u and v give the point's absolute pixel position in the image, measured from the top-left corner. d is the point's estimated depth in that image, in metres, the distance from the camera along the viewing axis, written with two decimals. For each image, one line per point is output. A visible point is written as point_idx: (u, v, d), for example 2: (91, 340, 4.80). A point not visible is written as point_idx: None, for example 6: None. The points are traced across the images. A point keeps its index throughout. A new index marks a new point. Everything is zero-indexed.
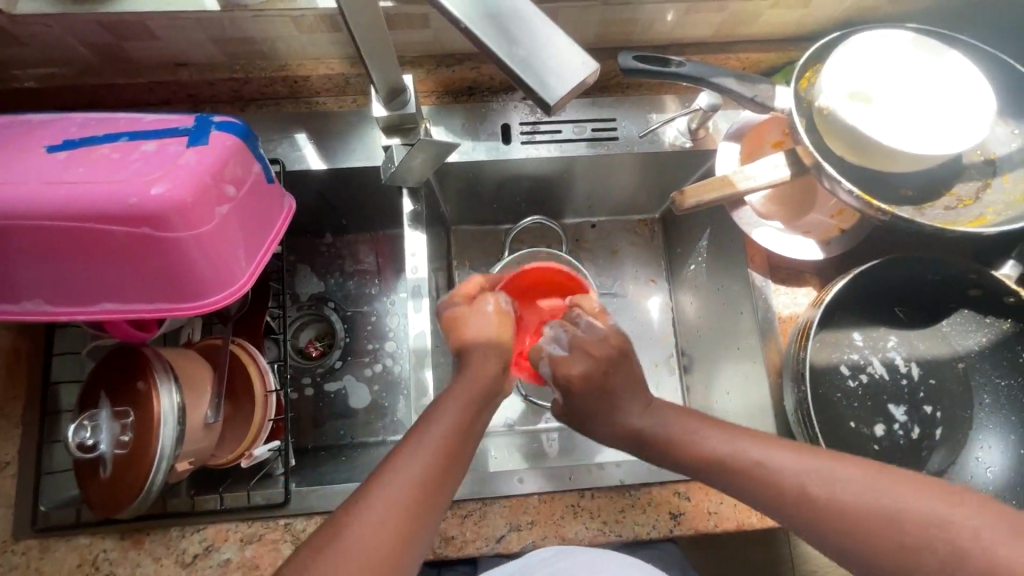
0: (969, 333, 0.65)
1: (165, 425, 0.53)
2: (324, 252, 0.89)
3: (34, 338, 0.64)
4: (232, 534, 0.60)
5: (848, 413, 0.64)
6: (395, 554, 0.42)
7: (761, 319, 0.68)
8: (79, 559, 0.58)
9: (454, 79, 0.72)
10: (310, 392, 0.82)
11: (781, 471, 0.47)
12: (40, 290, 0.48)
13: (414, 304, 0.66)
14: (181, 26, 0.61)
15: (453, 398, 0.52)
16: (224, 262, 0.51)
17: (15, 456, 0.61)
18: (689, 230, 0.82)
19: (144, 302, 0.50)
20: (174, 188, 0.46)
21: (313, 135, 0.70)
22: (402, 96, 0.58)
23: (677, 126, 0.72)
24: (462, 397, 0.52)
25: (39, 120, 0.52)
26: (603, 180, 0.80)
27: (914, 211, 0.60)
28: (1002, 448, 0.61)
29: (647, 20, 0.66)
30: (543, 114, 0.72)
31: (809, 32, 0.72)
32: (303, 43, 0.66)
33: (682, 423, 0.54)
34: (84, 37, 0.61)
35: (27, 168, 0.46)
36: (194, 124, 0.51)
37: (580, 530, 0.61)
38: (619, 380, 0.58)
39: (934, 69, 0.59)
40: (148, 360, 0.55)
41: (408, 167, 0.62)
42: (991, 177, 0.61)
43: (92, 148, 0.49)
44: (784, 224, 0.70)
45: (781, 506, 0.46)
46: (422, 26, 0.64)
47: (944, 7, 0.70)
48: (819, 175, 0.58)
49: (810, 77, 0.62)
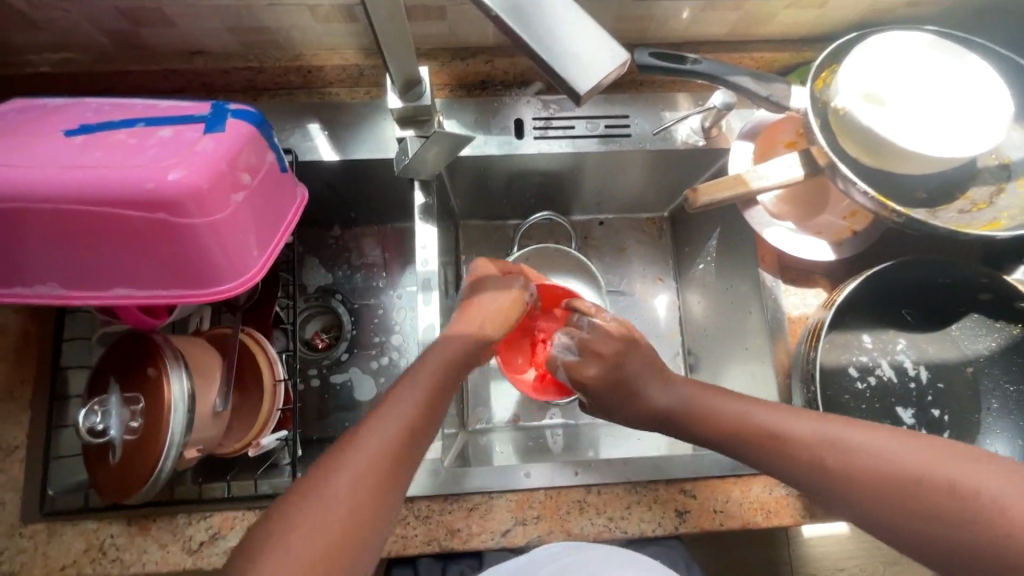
0: (978, 337, 0.65)
1: (174, 411, 0.53)
2: (332, 244, 0.89)
3: (44, 323, 0.64)
4: (238, 522, 0.60)
5: (855, 414, 0.64)
6: (357, 525, 0.43)
7: (769, 319, 0.68)
8: (86, 544, 0.59)
9: (467, 73, 0.71)
10: (316, 382, 0.83)
11: (796, 440, 0.49)
12: (54, 274, 0.48)
13: (424, 297, 0.66)
14: (197, 13, 0.61)
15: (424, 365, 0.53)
16: (238, 250, 0.51)
17: (24, 440, 0.61)
18: (698, 230, 0.82)
19: (157, 288, 0.50)
20: (190, 174, 0.46)
21: (325, 126, 0.70)
22: (418, 88, 0.58)
23: (689, 124, 0.72)
24: (436, 365, 0.53)
25: (56, 105, 0.52)
26: (614, 178, 0.80)
27: (928, 213, 0.60)
28: (1009, 452, 0.61)
29: (663, 18, 0.66)
30: (556, 109, 0.72)
31: (825, 33, 0.71)
32: (318, 34, 0.66)
33: (700, 399, 0.55)
34: (100, 23, 0.61)
35: (44, 152, 0.46)
36: (210, 111, 0.52)
37: (586, 525, 0.61)
38: (632, 359, 0.57)
39: (952, 71, 0.59)
40: (159, 347, 0.55)
41: (421, 159, 0.62)
42: (1006, 181, 0.61)
43: (108, 133, 0.49)
44: (796, 224, 0.70)
45: (798, 473, 0.48)
46: (438, 19, 0.64)
47: (962, 10, 0.69)
48: (833, 176, 0.58)
49: (826, 78, 0.62)
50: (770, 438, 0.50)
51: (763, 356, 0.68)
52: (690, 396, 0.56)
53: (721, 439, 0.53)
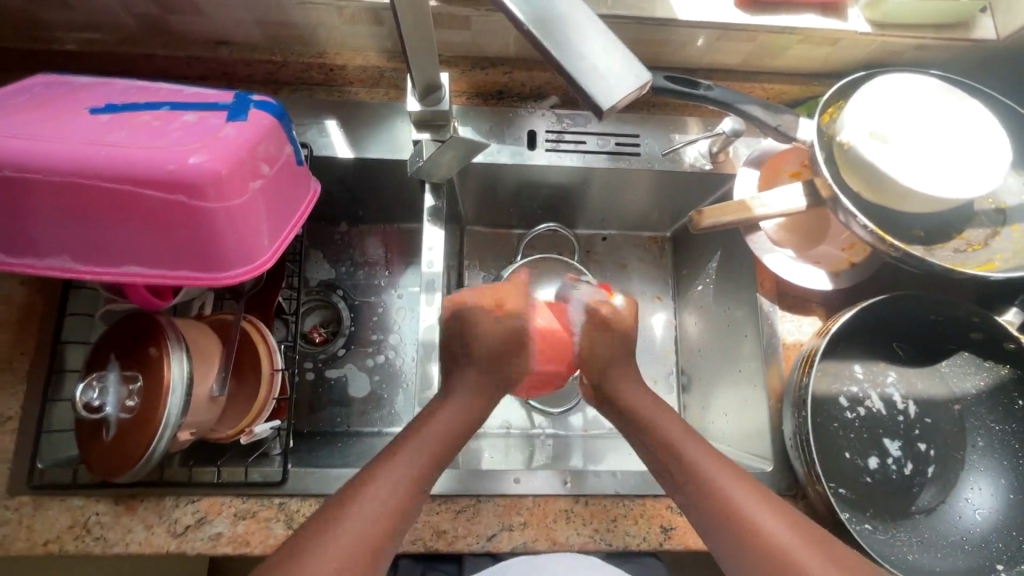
0: (967, 375, 0.67)
1: (173, 393, 0.54)
2: (338, 240, 0.89)
3: (47, 295, 0.65)
4: (226, 508, 0.60)
5: (844, 443, 0.65)
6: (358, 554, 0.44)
7: (764, 345, 0.69)
8: (71, 521, 0.59)
9: (486, 82, 0.74)
10: (311, 376, 0.83)
11: (693, 470, 0.52)
12: (63, 247, 0.49)
13: (427, 298, 0.66)
14: (230, 6, 0.62)
15: (406, 441, 0.52)
16: (250, 238, 0.52)
17: (18, 411, 0.61)
18: (700, 251, 0.83)
19: (168, 270, 0.51)
20: (211, 160, 0.47)
21: (342, 123, 0.71)
22: (436, 94, 0.59)
23: (698, 148, 0.74)
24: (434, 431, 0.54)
25: (82, 83, 0.54)
26: (619, 195, 0.81)
27: (925, 250, 0.62)
28: (992, 490, 0.62)
29: (678, 43, 0.68)
30: (568, 123, 0.74)
31: (832, 70, 0.74)
32: (343, 34, 0.68)
33: (677, 440, 0.54)
34: (132, 8, 0.63)
35: (69, 127, 0.47)
36: (234, 100, 0.53)
37: (571, 535, 0.62)
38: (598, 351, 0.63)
39: (957, 115, 0.60)
40: (162, 328, 0.56)
41: (435, 163, 0.64)
42: (1001, 225, 0.63)
43: (134, 113, 0.50)
44: (796, 253, 0.72)
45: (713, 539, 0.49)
46: (462, 28, 0.66)
47: (966, 61, 0.72)
48: (835, 208, 0.60)
49: (831, 113, 0.64)
50: (775, 553, 0.46)
51: (756, 380, 0.70)
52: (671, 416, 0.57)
53: (651, 449, 0.56)
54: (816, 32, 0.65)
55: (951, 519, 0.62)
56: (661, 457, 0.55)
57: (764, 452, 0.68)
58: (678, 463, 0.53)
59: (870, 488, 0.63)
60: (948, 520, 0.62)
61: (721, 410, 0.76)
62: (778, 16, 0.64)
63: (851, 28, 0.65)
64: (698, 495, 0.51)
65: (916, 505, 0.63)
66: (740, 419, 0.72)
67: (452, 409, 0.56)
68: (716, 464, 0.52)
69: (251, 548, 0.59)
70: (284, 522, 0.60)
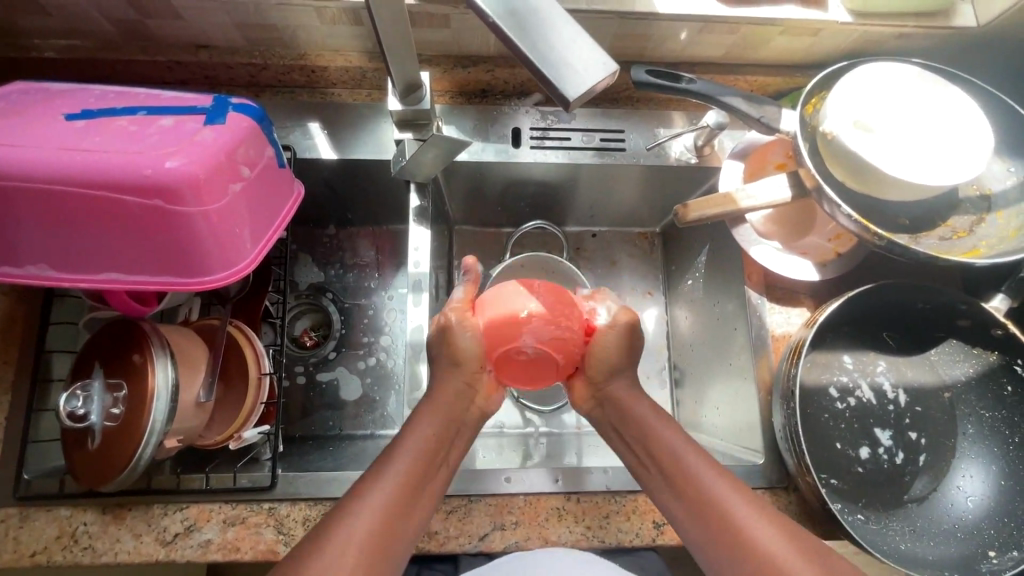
0: (956, 362, 0.67)
1: (157, 400, 0.53)
2: (326, 242, 0.89)
3: (31, 305, 0.64)
4: (215, 514, 0.60)
5: (835, 434, 0.65)
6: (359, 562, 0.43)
7: (753, 336, 0.69)
8: (58, 531, 0.58)
9: (469, 80, 0.73)
10: (302, 380, 0.82)
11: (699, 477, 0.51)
12: (42, 255, 0.48)
13: (414, 298, 0.66)
14: (206, 9, 0.62)
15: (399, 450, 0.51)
16: (231, 241, 0.52)
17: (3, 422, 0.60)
18: (689, 245, 0.83)
19: (147, 276, 0.51)
20: (187, 163, 0.47)
21: (325, 126, 0.71)
22: (418, 93, 0.59)
23: (683, 142, 0.74)
24: (429, 431, 0.54)
25: (59, 89, 0.53)
26: (606, 192, 0.81)
27: (910, 239, 0.62)
28: (983, 477, 0.63)
29: (660, 37, 0.68)
30: (553, 120, 0.73)
31: (814, 61, 0.74)
32: (323, 35, 0.67)
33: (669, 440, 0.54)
34: (109, 12, 0.62)
35: (45, 133, 0.47)
36: (212, 103, 0.53)
37: (564, 533, 0.62)
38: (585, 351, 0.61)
39: (940, 101, 0.60)
40: (147, 335, 0.55)
41: (418, 162, 0.64)
42: (986, 212, 0.63)
43: (110, 119, 0.49)
44: (783, 244, 0.72)
45: (711, 540, 0.49)
46: (442, 26, 0.66)
47: (948, 49, 0.72)
48: (819, 199, 0.60)
49: (815, 103, 0.64)
50: (765, 555, 0.45)
51: (746, 373, 0.70)
52: (658, 413, 0.57)
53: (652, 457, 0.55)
54: (798, 23, 0.65)
55: (943, 507, 0.62)
56: (663, 460, 0.54)
57: (755, 445, 0.68)
58: (679, 468, 0.52)
59: (862, 477, 0.63)
60: (940, 508, 0.62)
61: (713, 404, 0.76)
62: (758, 8, 0.64)
63: (832, 18, 0.65)
64: (697, 499, 0.50)
65: (908, 494, 0.63)
66: (733, 411, 0.72)
67: (439, 413, 0.56)
68: (713, 473, 0.51)
69: (242, 554, 0.59)
70: (275, 528, 0.60)
